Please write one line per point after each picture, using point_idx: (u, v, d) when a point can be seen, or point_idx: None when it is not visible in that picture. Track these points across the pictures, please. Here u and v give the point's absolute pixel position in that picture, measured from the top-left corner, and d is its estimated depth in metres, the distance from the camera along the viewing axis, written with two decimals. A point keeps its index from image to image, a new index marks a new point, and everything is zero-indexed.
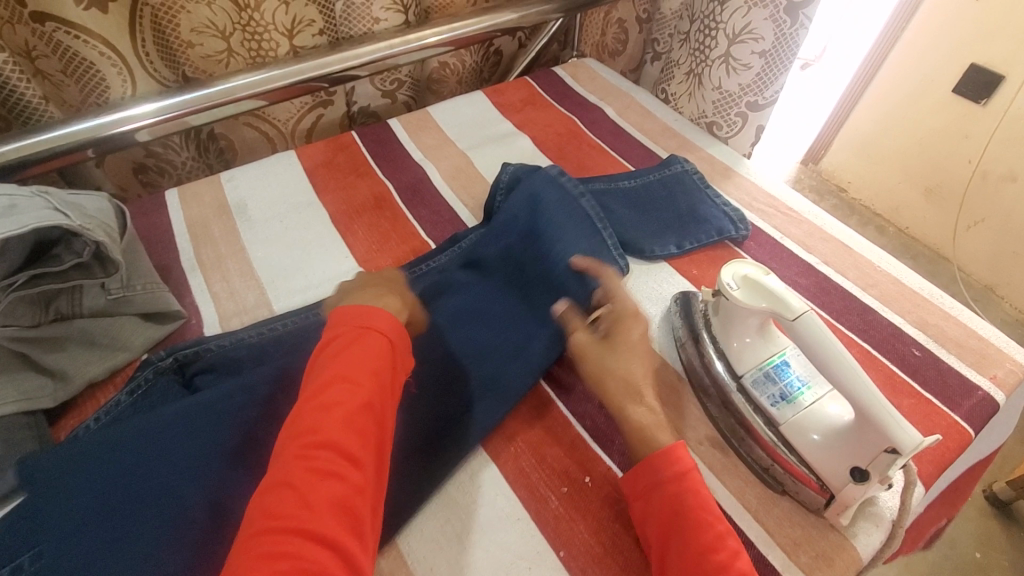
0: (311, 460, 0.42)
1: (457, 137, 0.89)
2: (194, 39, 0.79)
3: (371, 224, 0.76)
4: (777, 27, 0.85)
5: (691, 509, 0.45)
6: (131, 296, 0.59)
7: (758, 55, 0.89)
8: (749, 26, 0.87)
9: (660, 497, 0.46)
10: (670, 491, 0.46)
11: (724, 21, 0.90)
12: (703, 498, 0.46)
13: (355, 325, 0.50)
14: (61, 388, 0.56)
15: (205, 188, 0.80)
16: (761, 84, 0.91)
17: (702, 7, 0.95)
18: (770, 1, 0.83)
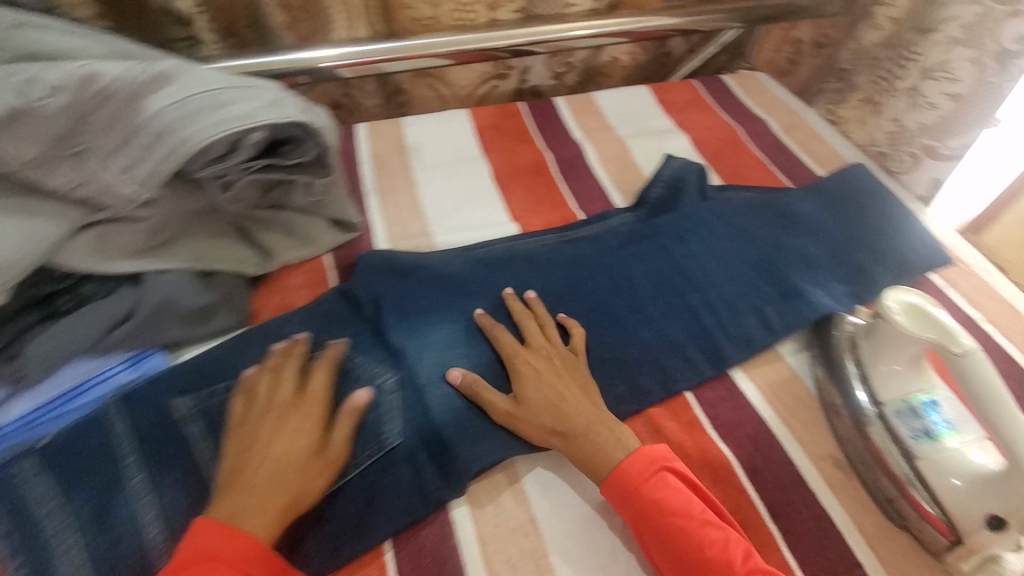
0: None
1: (618, 124, 0.92)
2: (409, 3, 0.88)
3: (528, 186, 0.81)
4: (979, 71, 0.83)
5: (671, 520, 0.47)
6: (326, 201, 0.68)
7: (948, 97, 0.87)
8: (947, 63, 0.87)
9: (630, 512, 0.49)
10: (635, 512, 0.49)
11: (921, 53, 0.90)
12: (672, 501, 0.48)
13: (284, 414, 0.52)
14: (263, 263, 0.66)
15: (389, 127, 0.89)
16: (944, 127, 0.89)
17: (895, 36, 0.94)
18: (976, 42, 0.83)
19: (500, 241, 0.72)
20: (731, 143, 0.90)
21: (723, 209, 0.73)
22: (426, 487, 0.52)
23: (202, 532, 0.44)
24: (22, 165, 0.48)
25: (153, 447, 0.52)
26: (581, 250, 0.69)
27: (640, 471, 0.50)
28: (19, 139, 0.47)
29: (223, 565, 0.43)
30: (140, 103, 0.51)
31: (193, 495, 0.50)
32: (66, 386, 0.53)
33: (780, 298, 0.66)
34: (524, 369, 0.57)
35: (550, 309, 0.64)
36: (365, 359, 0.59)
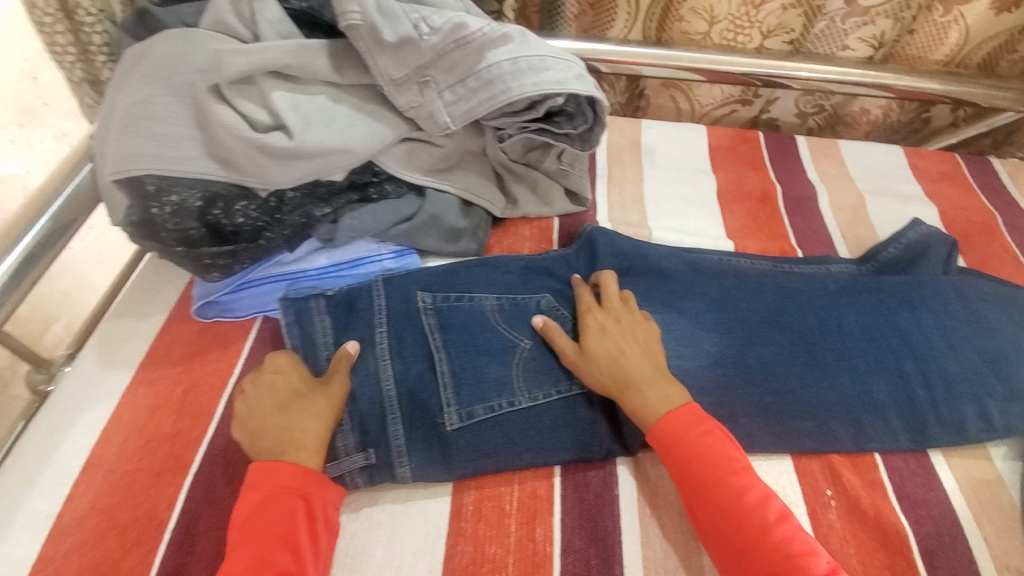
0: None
1: (858, 177, 0.89)
2: (687, 16, 0.93)
3: (751, 211, 0.82)
4: None
5: (715, 478, 0.51)
6: (570, 171, 0.77)
7: None
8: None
9: (682, 460, 0.52)
10: (679, 460, 0.53)
11: None
12: (715, 456, 0.52)
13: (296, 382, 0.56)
14: (508, 207, 0.76)
15: (628, 124, 0.96)
16: None
17: None
18: None
19: (715, 253, 0.74)
20: (985, 229, 0.82)
21: (963, 286, 0.68)
22: (602, 439, 0.58)
23: (266, 473, 0.50)
24: (389, 83, 0.62)
25: (397, 326, 0.60)
26: (795, 282, 0.69)
27: (688, 425, 0.53)
28: (396, 62, 0.61)
29: (283, 491, 0.50)
30: (483, 54, 0.62)
31: (422, 372, 0.58)
32: (351, 256, 0.67)
33: (1007, 395, 0.62)
34: (592, 321, 0.60)
35: (758, 328, 0.64)
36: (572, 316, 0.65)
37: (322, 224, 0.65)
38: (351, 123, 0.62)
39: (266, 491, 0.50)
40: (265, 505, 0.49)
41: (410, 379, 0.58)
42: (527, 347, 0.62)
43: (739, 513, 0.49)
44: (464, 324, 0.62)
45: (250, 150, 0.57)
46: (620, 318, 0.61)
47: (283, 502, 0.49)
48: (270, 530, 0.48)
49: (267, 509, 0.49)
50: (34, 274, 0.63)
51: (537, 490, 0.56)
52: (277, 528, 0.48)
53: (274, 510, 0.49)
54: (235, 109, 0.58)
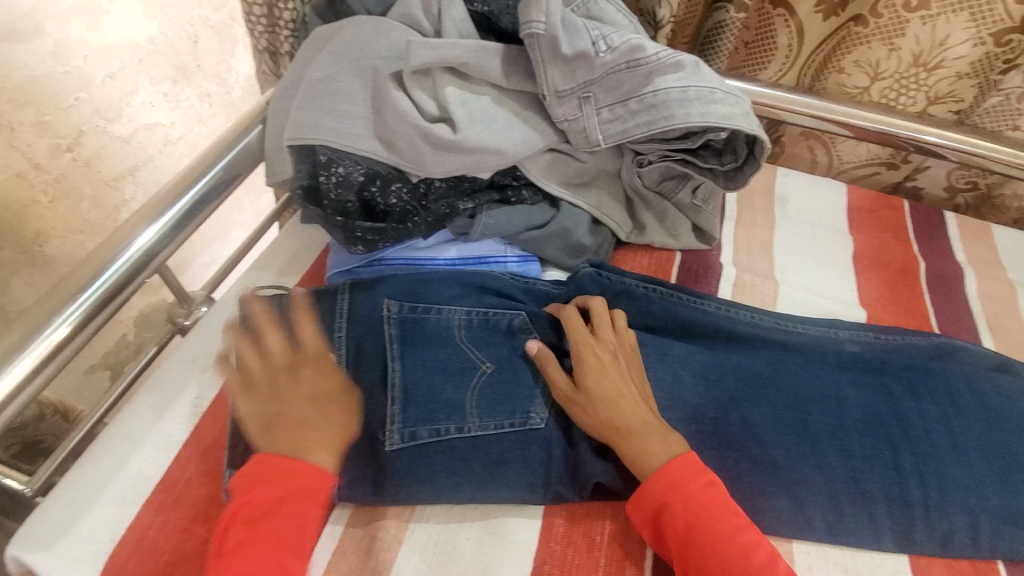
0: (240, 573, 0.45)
1: (1012, 267, 0.82)
2: (848, 69, 0.89)
3: (889, 282, 0.77)
4: None
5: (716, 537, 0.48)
6: (702, 209, 0.75)
7: None
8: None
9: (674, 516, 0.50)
10: (678, 512, 0.50)
11: None
12: (716, 511, 0.49)
13: (274, 490, 0.49)
14: (634, 233, 0.75)
15: (761, 170, 0.93)
16: None
17: None
18: None
19: (706, 300, 0.69)
20: None
21: (975, 378, 0.63)
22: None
23: (259, 464, 0.50)
24: (552, 93, 0.63)
25: (358, 333, 0.60)
26: (791, 352, 0.65)
27: (692, 478, 0.51)
28: (565, 73, 0.62)
29: (272, 491, 0.49)
30: (652, 79, 0.61)
31: (374, 383, 0.57)
32: (481, 254, 0.69)
33: (1006, 517, 0.55)
34: (586, 358, 0.58)
35: (741, 386, 0.61)
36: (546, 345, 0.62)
37: (460, 218, 0.67)
38: (509, 127, 0.64)
39: (268, 486, 0.49)
40: (253, 498, 0.48)
41: (358, 391, 0.56)
42: (487, 371, 0.59)
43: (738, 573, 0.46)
44: (425, 338, 0.60)
45: (415, 137, 0.60)
46: (613, 353, 0.59)
47: (268, 497, 0.48)
48: (266, 525, 0.47)
49: (266, 504, 0.48)
50: (198, 219, 0.68)
51: (630, 529, 0.55)
52: (278, 521, 0.47)
53: (284, 505, 0.48)
54: (410, 97, 0.61)
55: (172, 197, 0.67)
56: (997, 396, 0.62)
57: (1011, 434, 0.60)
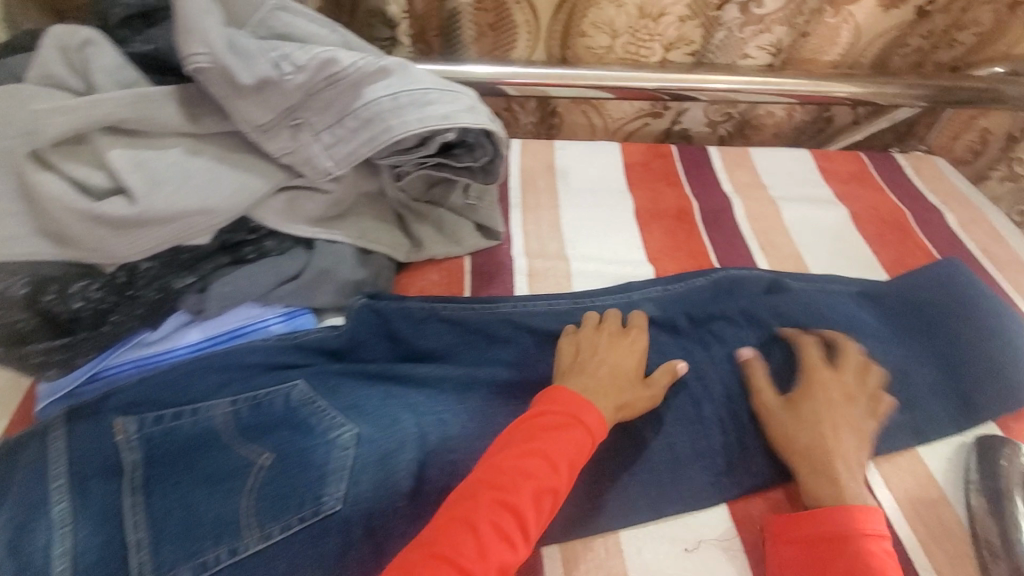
0: (491, 499, 0.47)
1: (772, 184, 0.89)
2: (589, 31, 0.90)
3: (669, 230, 0.80)
4: None
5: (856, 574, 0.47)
6: (478, 206, 0.73)
7: None
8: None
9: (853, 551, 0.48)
10: (848, 550, 0.49)
11: None
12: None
13: (565, 411, 0.53)
14: (413, 250, 0.70)
15: (541, 147, 0.93)
16: None
17: None
18: None
19: (496, 306, 0.66)
20: (896, 226, 0.83)
21: (750, 308, 0.67)
22: None
23: (558, 395, 0.55)
24: (254, 129, 0.55)
25: (82, 481, 0.49)
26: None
27: (859, 523, 0.50)
28: (260, 106, 0.54)
29: (562, 416, 0.53)
30: (360, 90, 0.56)
31: (111, 535, 0.46)
32: (232, 326, 0.59)
33: None
34: (820, 395, 0.58)
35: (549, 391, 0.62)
36: (328, 407, 0.55)
37: (188, 295, 0.57)
38: (212, 178, 0.54)
39: (563, 416, 0.53)
40: (541, 423, 0.52)
41: (90, 551, 0.46)
42: (266, 464, 0.51)
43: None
44: (176, 452, 0.50)
45: (86, 222, 0.49)
46: (850, 396, 0.59)
47: (562, 423, 0.52)
48: (535, 455, 0.49)
49: (551, 429, 0.52)
50: None
51: None
52: (544, 467, 0.49)
53: (565, 448, 0.51)
54: (66, 175, 0.49)
55: None
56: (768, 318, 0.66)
57: (795, 346, 0.64)
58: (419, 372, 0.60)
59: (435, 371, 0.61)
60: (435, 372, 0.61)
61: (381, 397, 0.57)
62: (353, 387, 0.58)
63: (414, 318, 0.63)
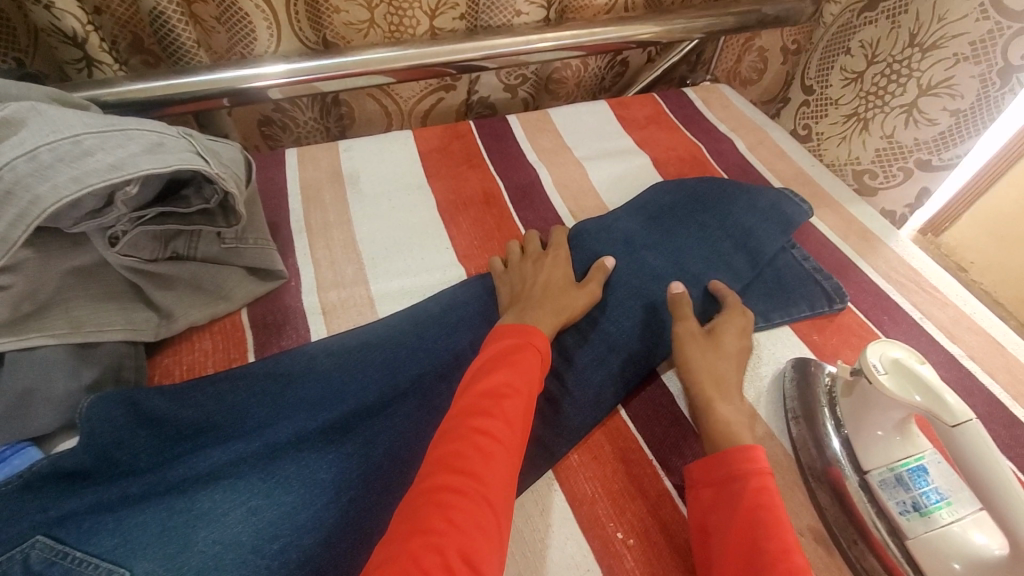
0: (476, 427, 0.45)
1: (575, 144, 0.85)
2: (341, 6, 0.80)
3: (477, 219, 0.74)
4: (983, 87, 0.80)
5: (748, 519, 0.42)
6: (242, 248, 0.60)
7: (949, 113, 0.84)
8: (951, 80, 0.83)
9: (737, 489, 0.45)
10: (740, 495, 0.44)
11: (920, 70, 0.86)
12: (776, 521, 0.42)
13: (519, 336, 0.53)
14: (164, 325, 0.56)
15: (323, 153, 0.81)
16: (941, 143, 0.86)
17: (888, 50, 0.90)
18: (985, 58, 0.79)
19: (287, 356, 0.56)
20: (694, 163, 0.84)
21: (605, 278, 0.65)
22: None
23: (505, 328, 0.54)
24: None
25: None
26: (402, 355, 0.58)
27: (752, 464, 0.46)
28: None
29: (518, 341, 0.52)
30: None
31: None
32: None
33: None
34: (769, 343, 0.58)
35: (373, 421, 0.53)
36: (85, 558, 0.42)
37: None
38: None
39: (517, 340, 0.52)
40: (501, 353, 0.51)
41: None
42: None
43: (747, 549, 0.41)
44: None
45: None
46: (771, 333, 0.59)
47: (519, 348, 0.51)
48: (501, 380, 0.48)
49: (512, 355, 0.51)
50: None
51: None
52: (512, 384, 0.48)
53: (525, 365, 0.50)
54: None
55: None
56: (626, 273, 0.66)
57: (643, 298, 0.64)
58: (210, 463, 0.48)
59: (230, 452, 0.48)
60: (229, 454, 0.48)
61: (159, 520, 0.44)
62: (122, 517, 0.44)
63: (195, 400, 0.51)
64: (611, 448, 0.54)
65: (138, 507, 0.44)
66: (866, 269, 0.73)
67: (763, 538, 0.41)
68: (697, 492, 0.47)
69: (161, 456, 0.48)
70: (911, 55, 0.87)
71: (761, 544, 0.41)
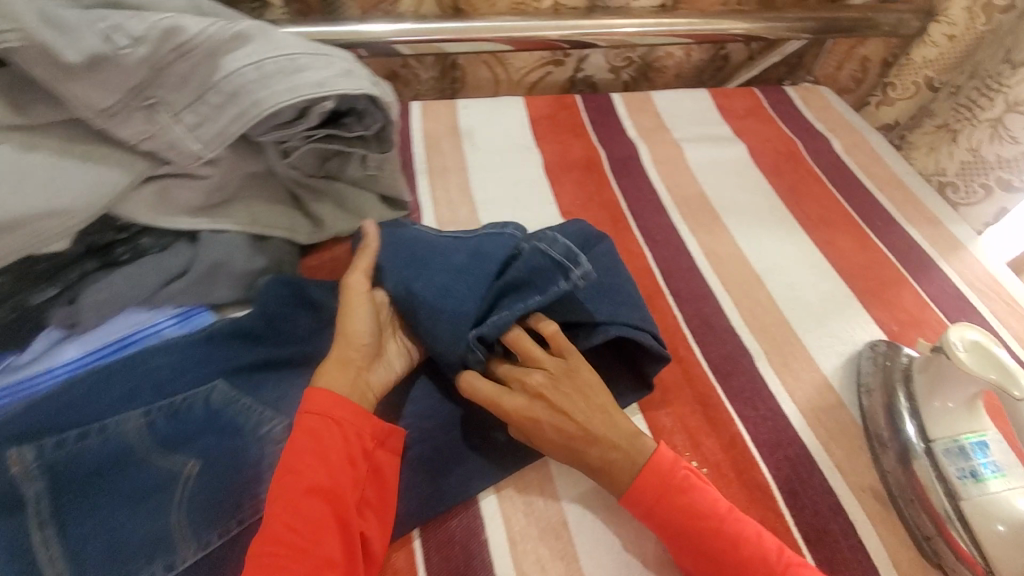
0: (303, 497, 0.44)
1: (674, 126, 0.90)
2: None
3: (579, 181, 0.80)
4: None
5: (693, 491, 0.46)
6: (379, 176, 0.67)
7: None
8: None
9: (688, 485, 0.47)
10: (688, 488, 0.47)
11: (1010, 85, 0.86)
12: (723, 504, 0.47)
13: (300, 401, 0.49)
14: (315, 232, 0.65)
15: (443, 108, 0.89)
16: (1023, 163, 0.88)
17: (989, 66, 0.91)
18: None
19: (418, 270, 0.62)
20: (789, 156, 0.87)
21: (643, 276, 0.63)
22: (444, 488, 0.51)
23: (313, 399, 0.49)
24: (99, 114, 0.48)
25: None
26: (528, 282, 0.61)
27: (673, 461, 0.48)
28: (96, 86, 0.46)
29: (320, 417, 0.48)
30: (217, 61, 0.50)
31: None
32: (116, 337, 0.53)
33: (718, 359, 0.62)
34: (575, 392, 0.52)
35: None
36: (253, 402, 0.52)
37: (56, 309, 0.50)
38: (57, 175, 0.47)
39: (314, 415, 0.48)
40: (304, 431, 0.47)
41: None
42: (194, 472, 0.47)
43: (697, 515, 0.45)
44: (91, 474, 0.46)
45: None
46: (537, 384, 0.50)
47: (321, 428, 0.47)
48: (295, 451, 0.46)
49: (309, 431, 0.47)
50: None
51: (396, 564, 0.47)
52: (304, 453, 0.46)
53: (316, 440, 0.47)
54: None
55: None
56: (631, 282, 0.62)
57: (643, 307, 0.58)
58: None
59: None
60: None
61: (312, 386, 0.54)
62: (283, 377, 0.55)
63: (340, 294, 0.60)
64: (691, 392, 0.60)
65: (295, 370, 0.55)
66: (950, 274, 0.75)
67: (735, 522, 0.45)
68: (658, 500, 0.46)
69: (313, 333, 0.58)
70: (1003, 70, 0.88)
71: (711, 509, 0.46)
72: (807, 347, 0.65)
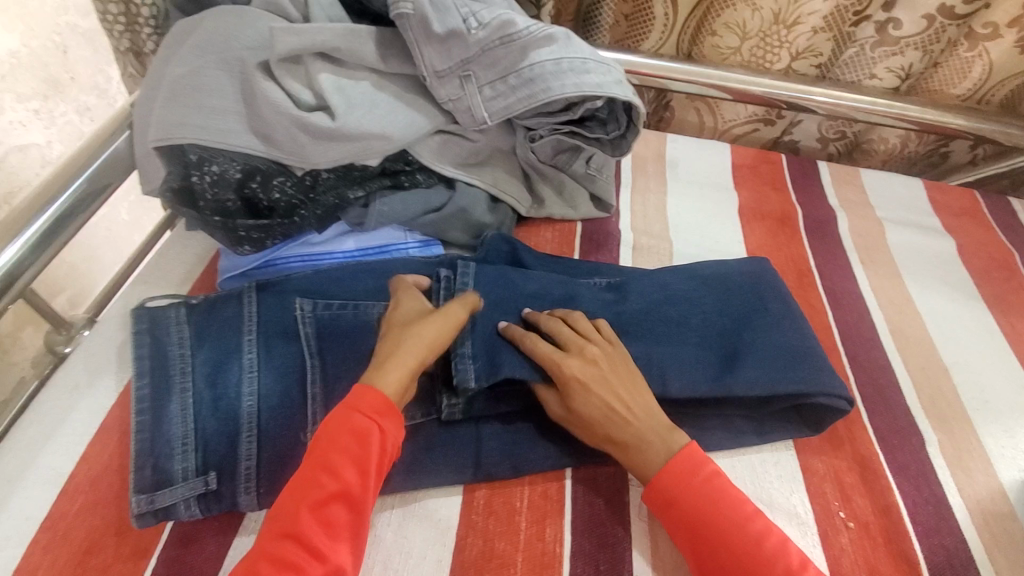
0: (326, 482, 0.46)
1: (877, 205, 0.90)
2: (720, 31, 0.94)
3: (770, 230, 0.83)
4: None
5: (724, 487, 0.50)
6: (597, 177, 0.78)
7: None
8: None
9: (710, 490, 0.50)
10: (710, 494, 0.49)
11: None
12: (740, 510, 0.49)
13: (360, 415, 0.49)
14: (534, 207, 0.77)
15: (653, 136, 0.97)
16: None
17: None
18: None
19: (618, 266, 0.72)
20: (1001, 264, 0.83)
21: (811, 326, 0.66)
22: (599, 445, 0.57)
23: (362, 397, 0.49)
24: (432, 75, 0.63)
25: (266, 338, 0.56)
26: (718, 307, 0.64)
27: (700, 463, 0.51)
28: (441, 54, 0.62)
29: (366, 416, 0.48)
30: (526, 53, 0.63)
31: (287, 388, 0.54)
32: (377, 243, 0.68)
33: (883, 430, 0.62)
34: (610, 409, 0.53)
35: (648, 326, 0.61)
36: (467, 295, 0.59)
37: (353, 208, 0.65)
38: (391, 111, 0.63)
39: (364, 421, 0.48)
40: (347, 429, 0.48)
41: (272, 396, 0.53)
42: None
43: (726, 505, 0.49)
44: (344, 333, 0.58)
45: (293, 128, 0.58)
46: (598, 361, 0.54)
47: (365, 427, 0.48)
48: (337, 455, 0.47)
49: (351, 431, 0.48)
50: (82, 217, 0.67)
51: (548, 490, 0.54)
52: (346, 457, 0.47)
53: (358, 450, 0.47)
54: (281, 87, 0.59)
55: (27, 219, 0.62)
56: (793, 325, 0.63)
57: (794, 356, 0.60)
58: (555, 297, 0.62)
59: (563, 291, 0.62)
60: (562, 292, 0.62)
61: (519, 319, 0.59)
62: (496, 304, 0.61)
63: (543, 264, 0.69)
64: (850, 449, 0.60)
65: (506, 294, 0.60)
66: None
67: (751, 527, 0.48)
68: (683, 504, 0.49)
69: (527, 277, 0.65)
70: None
71: (737, 514, 0.48)
72: (987, 452, 0.61)
